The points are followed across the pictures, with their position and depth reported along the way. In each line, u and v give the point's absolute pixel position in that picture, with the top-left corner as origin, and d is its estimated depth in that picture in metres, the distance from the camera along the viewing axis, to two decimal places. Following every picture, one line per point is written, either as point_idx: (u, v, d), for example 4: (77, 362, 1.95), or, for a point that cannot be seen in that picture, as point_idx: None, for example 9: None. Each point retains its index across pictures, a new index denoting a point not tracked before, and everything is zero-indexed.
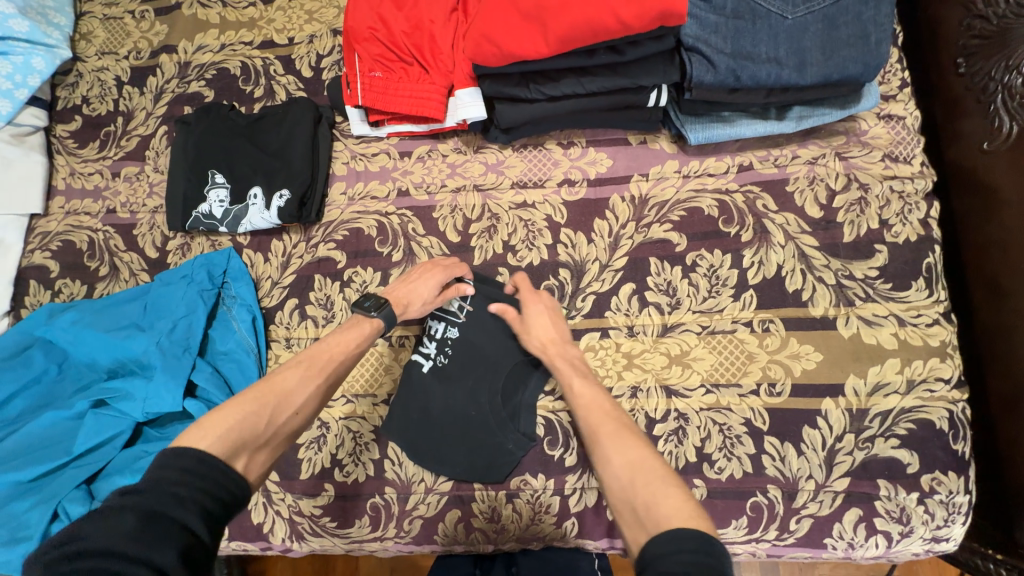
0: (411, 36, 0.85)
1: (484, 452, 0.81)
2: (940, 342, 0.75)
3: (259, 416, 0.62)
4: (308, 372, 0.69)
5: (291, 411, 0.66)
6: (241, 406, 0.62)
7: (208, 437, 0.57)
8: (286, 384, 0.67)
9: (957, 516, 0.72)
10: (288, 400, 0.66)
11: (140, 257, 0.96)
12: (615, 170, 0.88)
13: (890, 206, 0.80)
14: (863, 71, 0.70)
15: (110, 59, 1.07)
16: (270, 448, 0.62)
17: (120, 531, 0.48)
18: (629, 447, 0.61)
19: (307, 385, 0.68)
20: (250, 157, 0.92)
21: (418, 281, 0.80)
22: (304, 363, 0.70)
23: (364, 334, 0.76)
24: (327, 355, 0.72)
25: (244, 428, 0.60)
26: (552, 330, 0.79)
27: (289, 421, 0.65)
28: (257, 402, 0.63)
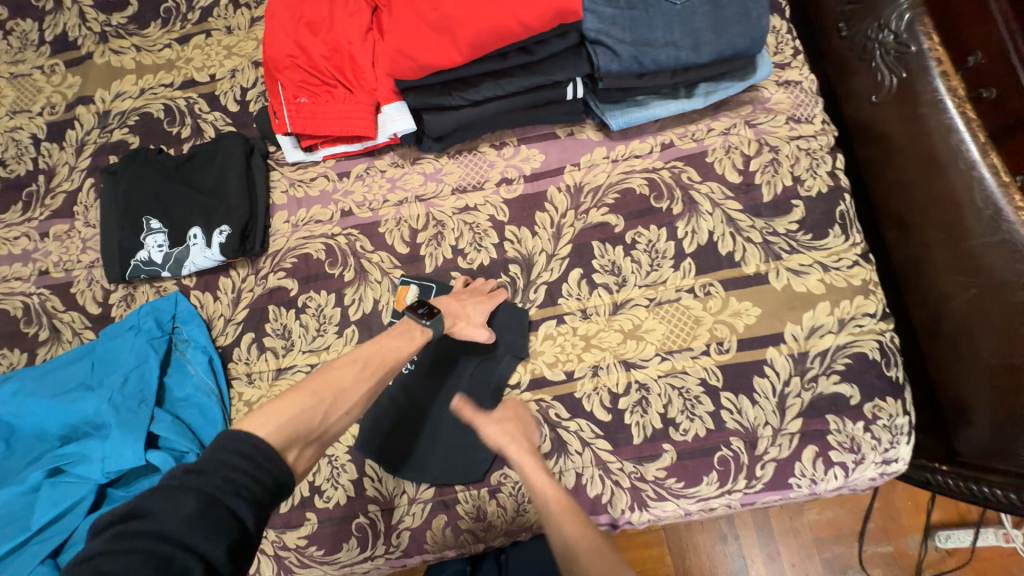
0: (331, 59, 0.86)
1: (461, 453, 0.83)
2: (861, 281, 0.82)
3: (315, 411, 0.64)
4: (364, 371, 0.70)
5: (342, 410, 0.67)
6: (302, 398, 0.64)
7: (268, 425, 0.60)
8: (343, 382, 0.68)
9: (901, 437, 0.78)
10: (342, 397, 0.67)
11: (81, 314, 0.93)
12: (549, 164, 0.91)
13: (800, 163, 0.87)
14: (750, 44, 0.77)
15: (23, 118, 1.03)
16: (317, 443, 0.64)
17: (180, 514, 0.50)
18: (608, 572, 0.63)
19: (361, 386, 0.69)
20: (185, 198, 0.91)
21: (472, 305, 0.82)
22: (359, 363, 0.71)
23: (414, 339, 0.77)
24: (383, 358, 0.73)
25: (298, 421, 0.62)
26: (521, 435, 0.78)
27: (339, 420, 0.66)
28: (316, 396, 0.65)
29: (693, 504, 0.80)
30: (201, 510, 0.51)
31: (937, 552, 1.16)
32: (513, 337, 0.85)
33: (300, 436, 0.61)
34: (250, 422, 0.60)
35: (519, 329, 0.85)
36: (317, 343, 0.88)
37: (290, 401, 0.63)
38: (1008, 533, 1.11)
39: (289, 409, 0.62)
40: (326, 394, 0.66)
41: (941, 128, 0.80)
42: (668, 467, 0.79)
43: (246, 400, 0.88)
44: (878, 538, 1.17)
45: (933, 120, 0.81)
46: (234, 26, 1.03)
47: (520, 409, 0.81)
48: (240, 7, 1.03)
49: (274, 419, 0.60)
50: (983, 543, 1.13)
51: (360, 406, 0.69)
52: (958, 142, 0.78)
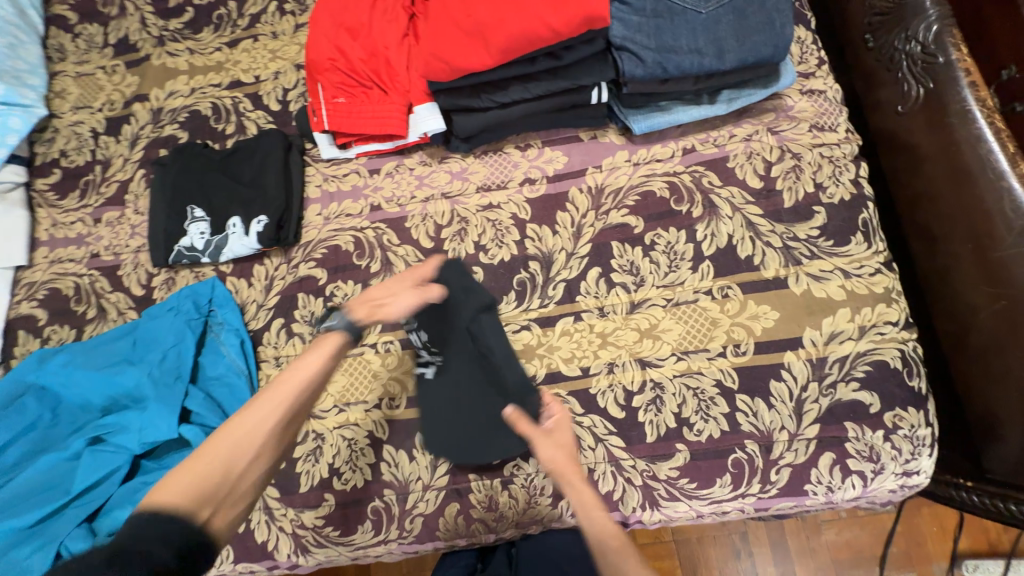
0: (369, 63, 0.92)
1: (494, 423, 0.81)
2: (884, 289, 0.82)
3: (221, 468, 0.58)
4: (269, 404, 0.63)
5: (253, 458, 0.61)
6: (202, 455, 0.58)
7: (167, 493, 0.55)
8: (245, 426, 0.61)
9: (922, 448, 0.77)
10: (248, 442, 0.61)
11: (126, 295, 0.99)
12: (571, 165, 0.94)
13: (822, 170, 0.87)
14: (774, 52, 0.79)
15: (85, 113, 1.12)
16: (237, 494, 0.59)
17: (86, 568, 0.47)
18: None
19: (265, 425, 0.62)
20: (227, 189, 0.97)
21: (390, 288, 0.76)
22: (263, 398, 0.64)
23: (327, 352, 0.68)
24: (292, 381, 0.65)
25: (202, 482, 0.56)
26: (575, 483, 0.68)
27: (252, 468, 0.61)
28: (216, 450, 0.59)
29: (705, 505, 0.80)
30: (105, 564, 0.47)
31: None
32: (470, 294, 0.83)
33: (211, 500, 0.56)
34: (156, 490, 0.56)
35: (462, 274, 0.85)
36: None
37: (193, 462, 0.58)
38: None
39: (200, 466, 0.58)
40: (234, 438, 0.60)
41: (969, 138, 0.79)
42: (681, 467, 0.80)
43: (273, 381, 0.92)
44: (901, 564, 1.13)
45: (961, 131, 0.80)
46: (280, 31, 1.10)
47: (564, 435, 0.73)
48: (287, 14, 1.10)
49: (176, 484, 0.56)
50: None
51: (273, 444, 0.63)
52: (987, 151, 0.78)
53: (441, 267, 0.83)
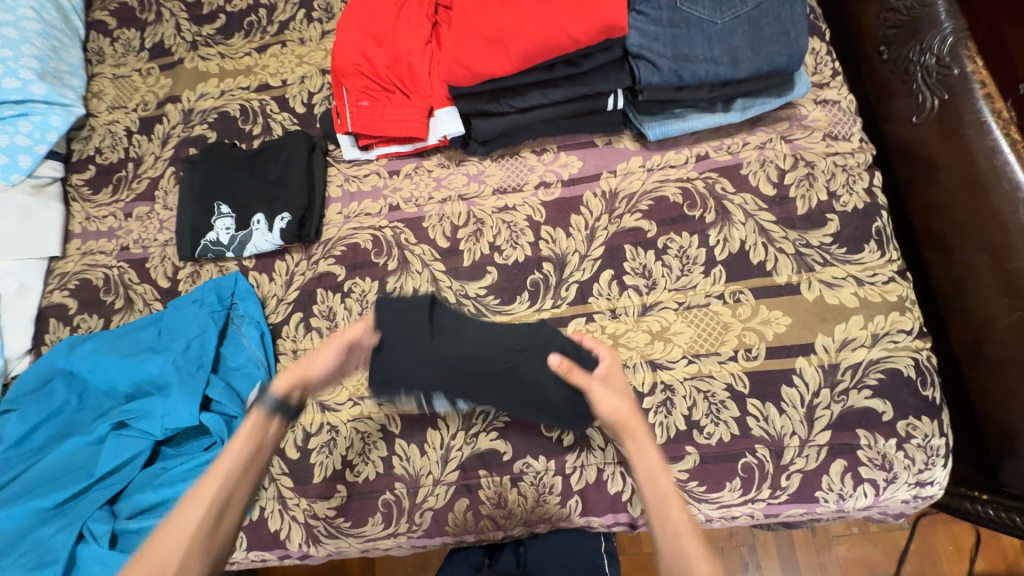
0: (392, 68, 0.95)
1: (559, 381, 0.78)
2: (898, 297, 0.82)
3: None
4: (189, 510, 0.63)
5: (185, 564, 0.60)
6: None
7: None
8: (167, 539, 0.61)
9: (936, 458, 0.77)
10: (175, 552, 0.60)
11: (153, 287, 1.03)
12: (586, 170, 0.96)
13: (836, 179, 0.88)
14: (789, 62, 0.80)
15: (120, 113, 1.17)
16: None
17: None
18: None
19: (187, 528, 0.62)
20: (253, 187, 1.01)
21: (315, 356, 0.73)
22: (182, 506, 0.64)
23: (250, 436, 0.69)
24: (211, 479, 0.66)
25: None
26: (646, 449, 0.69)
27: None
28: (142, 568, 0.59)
29: (714, 509, 0.80)
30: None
31: None
32: (410, 312, 0.76)
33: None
34: None
35: (393, 305, 0.76)
36: None
37: None
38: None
39: None
40: (156, 554, 0.60)
41: (986, 149, 0.80)
42: (691, 470, 0.80)
43: None
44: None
45: (977, 142, 0.81)
46: (307, 38, 1.14)
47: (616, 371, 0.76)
48: (315, 21, 1.14)
49: None
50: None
51: (203, 545, 0.62)
52: (1003, 163, 0.78)
53: (375, 314, 0.75)
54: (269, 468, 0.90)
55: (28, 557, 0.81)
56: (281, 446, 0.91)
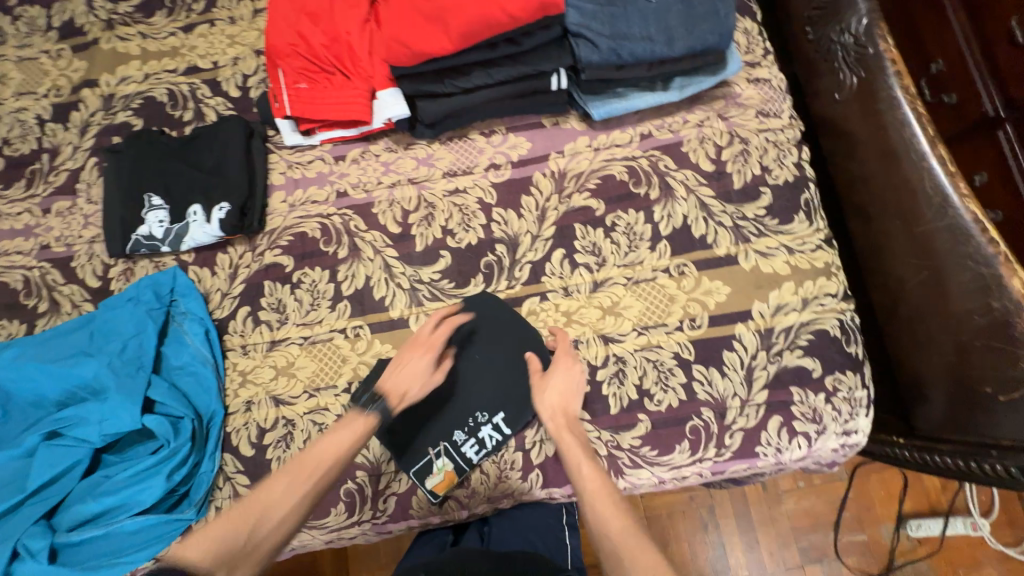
0: (331, 48, 0.91)
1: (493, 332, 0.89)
2: (824, 264, 0.88)
3: (242, 533, 0.66)
4: (292, 481, 0.71)
5: (272, 523, 0.68)
6: (226, 523, 0.66)
7: (194, 550, 0.64)
8: (272, 495, 0.69)
9: (859, 409, 0.84)
10: (267, 516, 0.68)
11: (81, 287, 0.96)
12: (535, 151, 0.97)
13: (768, 154, 0.93)
14: (719, 40, 0.84)
15: (29, 99, 1.07)
16: (248, 564, 0.65)
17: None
18: (643, 556, 0.62)
19: (289, 495, 0.69)
20: (186, 177, 0.95)
21: (410, 362, 0.81)
22: (290, 471, 0.71)
23: (358, 433, 0.76)
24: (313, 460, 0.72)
25: (225, 549, 0.64)
26: (570, 398, 0.81)
27: (269, 535, 0.67)
28: (239, 521, 0.66)
29: (666, 471, 0.84)
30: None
31: (908, 541, 1.21)
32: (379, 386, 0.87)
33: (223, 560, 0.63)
34: (189, 544, 0.65)
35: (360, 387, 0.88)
36: (311, 317, 0.92)
37: (224, 521, 0.66)
38: (975, 522, 1.18)
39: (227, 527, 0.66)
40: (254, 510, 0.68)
41: (896, 122, 0.86)
42: (643, 436, 0.84)
43: (240, 369, 0.91)
44: (853, 528, 1.22)
45: (889, 116, 0.87)
46: (238, 16, 1.08)
47: (567, 363, 0.83)
48: None
49: (204, 545, 0.64)
50: (952, 532, 1.19)
51: (296, 515, 0.69)
52: (910, 134, 0.84)
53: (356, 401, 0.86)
54: (223, 467, 0.87)
55: None
56: (234, 444, 0.88)
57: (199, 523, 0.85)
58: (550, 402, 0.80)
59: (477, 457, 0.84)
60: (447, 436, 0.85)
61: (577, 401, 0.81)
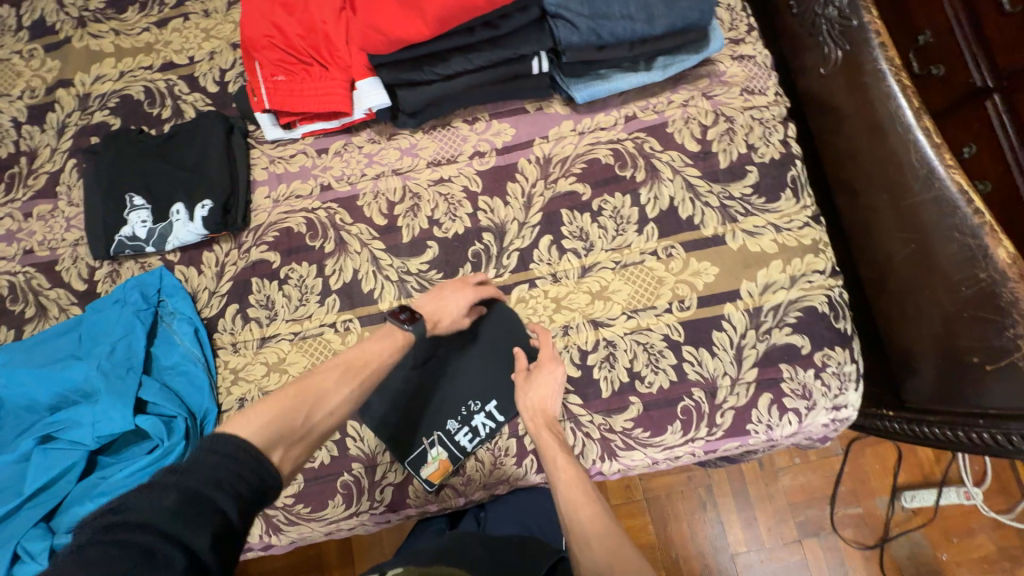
0: (307, 38, 0.90)
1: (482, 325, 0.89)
2: (812, 241, 0.88)
3: (297, 411, 0.64)
4: (344, 376, 0.71)
5: (325, 410, 0.67)
6: (281, 401, 0.63)
7: (250, 425, 0.59)
8: (323, 383, 0.68)
9: (849, 383, 0.84)
10: (323, 400, 0.67)
11: (67, 291, 0.95)
12: (519, 137, 0.96)
13: (754, 132, 0.92)
14: (700, 16, 0.83)
15: (3, 102, 1.05)
16: (304, 444, 0.63)
17: (161, 507, 0.47)
18: (607, 537, 0.66)
19: (341, 390, 0.69)
20: (167, 175, 0.94)
21: (450, 295, 0.83)
22: (340, 366, 0.71)
23: (397, 345, 0.77)
24: (362, 362, 0.73)
25: (281, 423, 0.60)
26: (550, 398, 0.81)
27: (323, 419, 0.66)
28: (295, 399, 0.64)
29: (658, 452, 0.85)
30: (182, 502, 0.48)
31: (903, 512, 1.23)
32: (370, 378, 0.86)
33: (284, 435, 0.60)
34: (238, 419, 0.59)
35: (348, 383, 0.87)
36: (300, 313, 0.92)
37: (277, 399, 0.63)
38: (968, 491, 1.19)
39: (279, 405, 0.62)
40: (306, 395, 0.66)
41: (882, 96, 0.85)
42: (635, 418, 0.84)
43: (232, 367, 0.91)
44: (849, 501, 1.24)
45: (875, 89, 0.86)
46: (212, 9, 1.05)
47: (550, 368, 0.82)
48: None
49: (259, 418, 0.59)
50: (946, 501, 1.21)
51: (344, 407, 0.69)
52: (896, 107, 0.83)
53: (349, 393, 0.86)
54: None
55: None
56: None
57: None
58: (531, 400, 0.81)
59: (471, 445, 0.85)
60: (442, 425, 0.85)
61: (557, 402, 0.81)
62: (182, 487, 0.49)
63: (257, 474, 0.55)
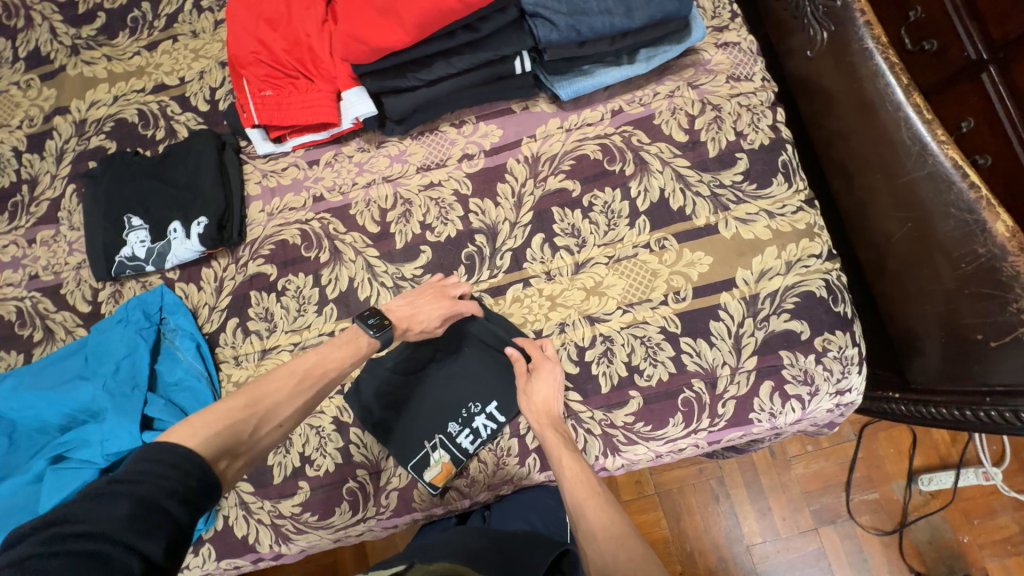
0: (293, 52, 0.91)
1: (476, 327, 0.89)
2: (806, 225, 0.87)
3: (246, 422, 0.65)
4: (300, 385, 0.71)
5: (274, 423, 0.68)
6: (230, 411, 0.64)
7: (196, 436, 0.60)
8: (275, 393, 0.69)
9: (852, 367, 0.83)
10: (273, 411, 0.68)
11: (73, 313, 0.98)
12: (507, 138, 0.96)
13: (741, 119, 0.91)
14: (678, 7, 0.83)
15: (4, 132, 1.08)
16: (249, 455, 0.65)
17: (114, 517, 0.50)
18: (613, 525, 0.67)
19: (294, 399, 0.70)
20: (163, 195, 0.96)
21: (425, 303, 0.83)
22: (296, 375, 0.72)
23: (357, 352, 0.78)
24: (319, 373, 0.73)
25: (227, 435, 0.62)
26: (554, 397, 0.81)
27: (271, 432, 0.67)
28: (246, 410, 0.65)
29: (662, 445, 0.85)
30: (136, 512, 0.51)
31: (921, 495, 1.21)
32: (369, 386, 0.87)
33: (228, 451, 0.62)
34: (182, 428, 0.60)
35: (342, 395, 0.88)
36: (299, 323, 0.93)
37: (226, 409, 0.64)
38: (987, 472, 1.17)
39: (224, 416, 0.63)
40: (256, 405, 0.67)
41: (870, 74, 0.83)
42: (636, 412, 0.84)
43: (235, 380, 0.92)
44: (865, 487, 1.22)
45: (863, 68, 0.84)
46: (200, 29, 1.07)
47: (549, 366, 0.83)
48: (205, 11, 1.08)
49: (204, 431, 0.61)
50: (965, 483, 1.18)
51: (295, 415, 0.70)
52: (884, 85, 0.81)
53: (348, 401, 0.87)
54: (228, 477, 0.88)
55: None
56: None
57: (209, 532, 0.88)
58: (535, 402, 0.81)
59: (473, 447, 0.85)
60: (444, 428, 0.86)
61: (559, 401, 0.82)
62: (135, 496, 0.51)
63: (206, 480, 0.57)
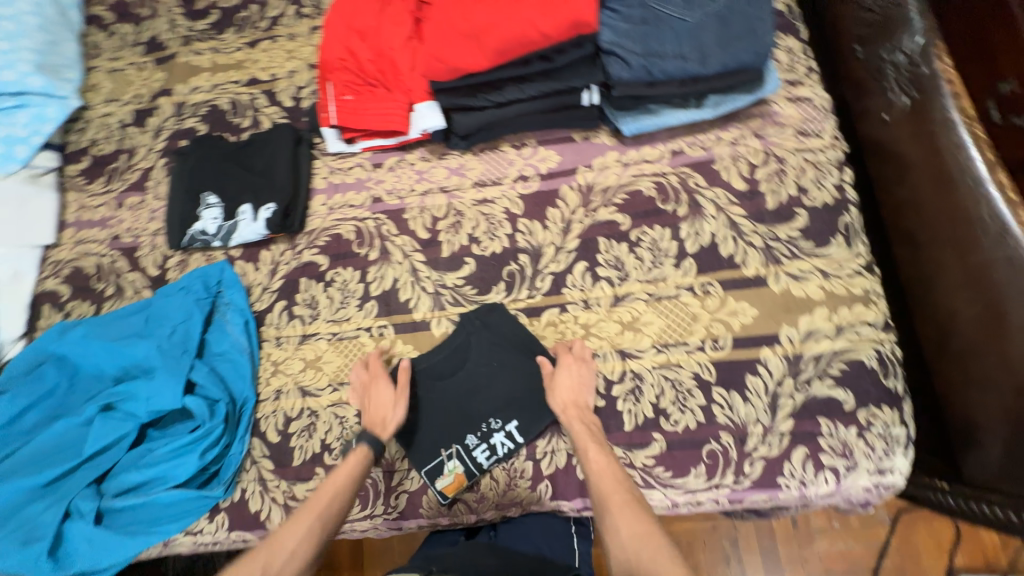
0: (376, 63, 0.97)
1: (499, 334, 0.91)
2: (862, 290, 0.84)
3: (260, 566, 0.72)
4: (303, 518, 0.77)
5: (287, 554, 0.73)
6: (247, 562, 0.72)
7: None
8: (288, 532, 0.76)
9: (897, 448, 0.78)
10: (282, 546, 0.74)
11: (143, 275, 1.06)
12: (564, 164, 0.98)
13: (806, 174, 0.90)
14: (755, 58, 0.85)
15: (115, 105, 1.20)
16: None
17: None
18: (636, 521, 0.69)
19: (300, 530, 0.76)
20: (239, 179, 1.04)
21: (377, 394, 0.88)
22: (302, 509, 0.78)
23: (352, 468, 0.82)
24: (322, 498, 0.79)
25: None
26: (582, 392, 0.84)
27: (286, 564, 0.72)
28: (261, 555, 0.73)
29: (680, 495, 0.81)
30: None
31: None
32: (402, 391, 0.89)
33: None
34: None
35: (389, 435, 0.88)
36: (340, 314, 0.97)
37: (246, 561, 0.73)
38: None
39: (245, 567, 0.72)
40: (272, 549, 0.74)
41: (951, 144, 0.81)
42: (657, 456, 0.82)
43: (274, 359, 0.97)
44: None
45: (944, 137, 0.82)
46: (297, 33, 1.17)
47: (579, 368, 0.85)
48: (305, 17, 1.18)
49: None
50: None
51: (309, 543, 0.75)
52: (967, 158, 0.80)
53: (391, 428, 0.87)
54: (250, 450, 0.92)
55: (18, 533, 0.84)
56: (262, 430, 0.93)
57: (226, 501, 0.90)
58: (561, 398, 0.83)
59: (488, 463, 0.85)
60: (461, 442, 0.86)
61: (588, 394, 0.84)
62: None
63: None
